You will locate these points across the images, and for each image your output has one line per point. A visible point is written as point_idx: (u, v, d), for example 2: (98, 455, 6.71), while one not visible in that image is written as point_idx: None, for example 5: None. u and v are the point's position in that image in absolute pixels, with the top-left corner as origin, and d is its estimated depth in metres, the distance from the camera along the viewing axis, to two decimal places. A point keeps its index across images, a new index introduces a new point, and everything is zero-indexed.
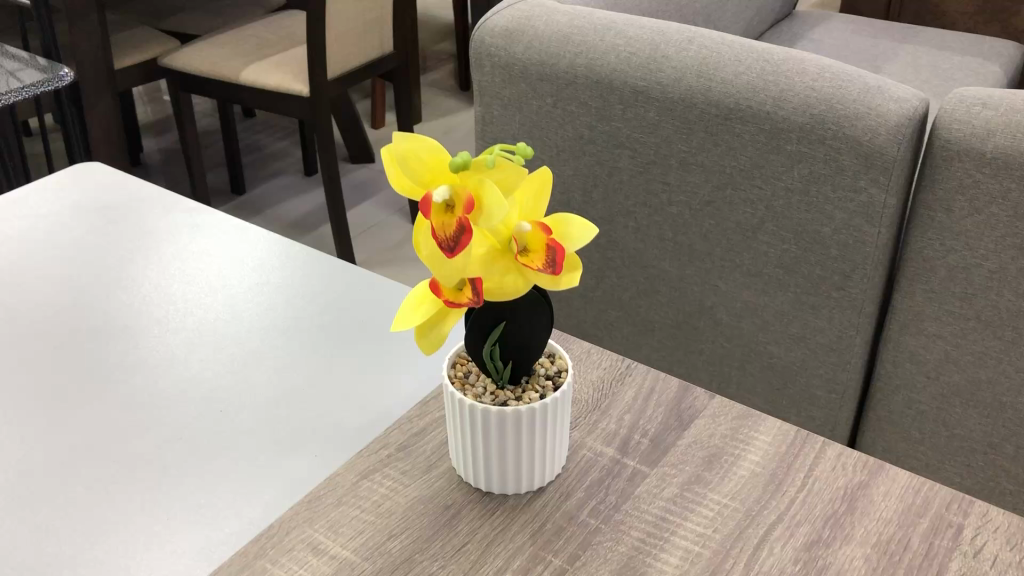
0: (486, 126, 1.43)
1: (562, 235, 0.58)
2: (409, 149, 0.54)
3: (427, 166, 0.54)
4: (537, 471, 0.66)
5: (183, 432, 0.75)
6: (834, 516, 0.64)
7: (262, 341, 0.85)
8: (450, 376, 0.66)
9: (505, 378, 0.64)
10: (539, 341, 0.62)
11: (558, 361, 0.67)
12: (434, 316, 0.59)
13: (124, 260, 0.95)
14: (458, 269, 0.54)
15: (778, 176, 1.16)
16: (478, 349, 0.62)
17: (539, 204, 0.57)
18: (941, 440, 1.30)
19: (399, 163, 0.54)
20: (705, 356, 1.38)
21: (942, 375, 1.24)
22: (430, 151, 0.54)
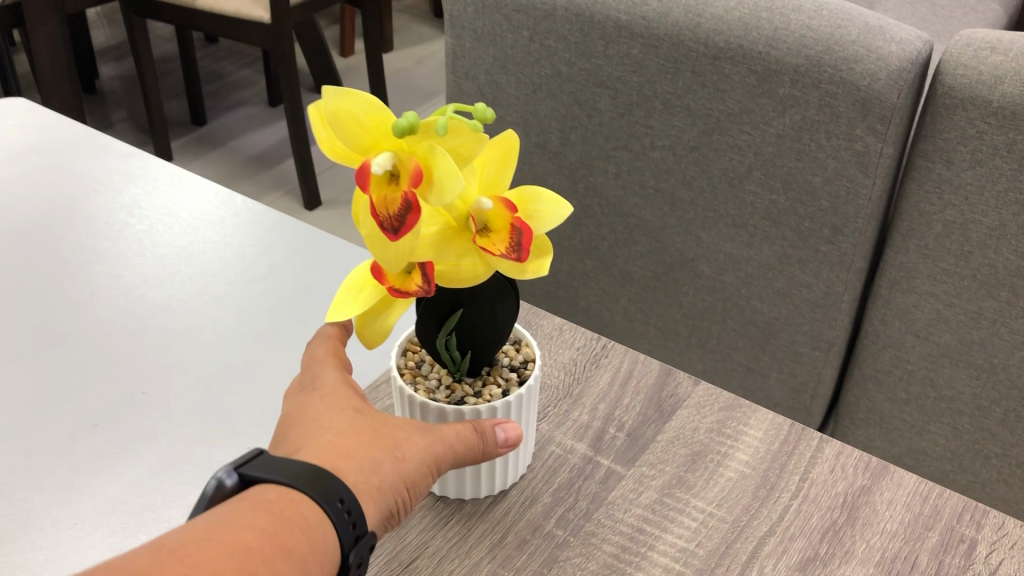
0: (457, 61, 1.24)
1: (529, 211, 0.49)
2: (343, 107, 0.44)
3: (366, 127, 0.44)
4: (497, 476, 0.58)
5: (102, 416, 0.66)
6: (833, 528, 0.57)
7: (194, 309, 0.76)
8: (400, 367, 0.58)
9: (463, 370, 0.56)
10: (504, 331, 0.54)
11: (524, 349, 0.59)
12: (377, 304, 0.50)
13: (45, 212, 0.85)
14: (404, 253, 0.45)
15: (769, 122, 1.01)
16: (430, 338, 0.54)
17: (501, 174, 0.48)
18: (927, 402, 1.10)
19: (331, 123, 0.44)
20: (685, 310, 1.23)
21: (933, 334, 1.04)
22: (370, 110, 0.44)
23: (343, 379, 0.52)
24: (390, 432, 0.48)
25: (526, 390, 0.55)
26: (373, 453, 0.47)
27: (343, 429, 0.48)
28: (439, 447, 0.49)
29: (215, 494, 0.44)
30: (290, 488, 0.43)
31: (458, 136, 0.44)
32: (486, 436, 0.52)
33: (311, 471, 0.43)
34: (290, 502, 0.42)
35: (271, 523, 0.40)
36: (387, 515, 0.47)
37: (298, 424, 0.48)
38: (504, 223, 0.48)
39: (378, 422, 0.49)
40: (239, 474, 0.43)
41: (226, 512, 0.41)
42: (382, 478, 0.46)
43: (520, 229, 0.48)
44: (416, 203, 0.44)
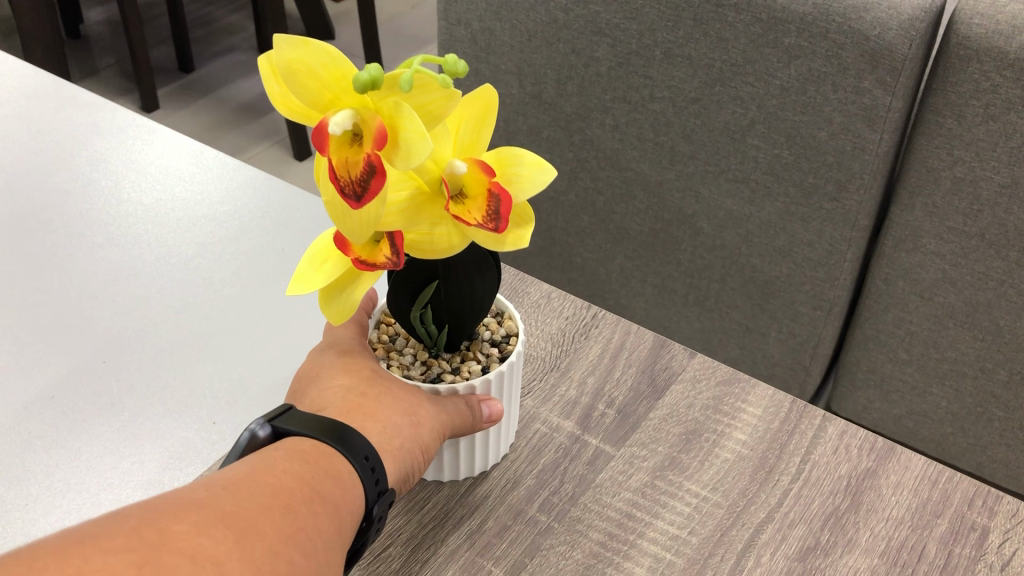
0: (447, 6, 1.18)
1: (510, 174, 0.45)
2: (297, 59, 0.39)
3: (324, 82, 0.40)
4: (477, 457, 0.54)
5: (59, 389, 0.63)
6: (836, 514, 0.53)
7: (160, 272, 0.71)
8: (371, 342, 0.54)
9: (440, 345, 0.52)
10: (484, 307, 0.49)
11: (506, 322, 0.54)
12: (345, 277, 0.46)
13: (5, 166, 0.80)
14: (370, 221, 0.40)
15: (773, 73, 0.96)
16: (403, 313, 0.49)
17: (477, 134, 0.43)
18: (929, 363, 1.06)
19: (283, 77, 0.39)
20: (683, 268, 1.18)
21: (938, 296, 1.00)
22: (328, 64, 0.39)
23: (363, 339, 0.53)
24: (405, 395, 0.49)
25: (506, 368, 0.51)
26: (391, 415, 0.48)
27: (362, 389, 0.49)
28: (451, 416, 0.49)
29: (247, 444, 0.45)
30: (319, 441, 0.44)
31: (427, 92, 0.40)
32: (477, 412, 0.50)
33: (337, 426, 0.45)
34: (321, 453, 0.44)
35: (307, 468, 0.42)
36: (400, 480, 0.48)
37: (318, 384, 0.50)
38: (481, 188, 0.43)
39: (395, 385, 0.50)
40: (272, 426, 0.46)
41: (264, 459, 0.43)
42: (400, 441, 0.47)
43: (498, 196, 0.43)
44: (381, 165, 0.39)
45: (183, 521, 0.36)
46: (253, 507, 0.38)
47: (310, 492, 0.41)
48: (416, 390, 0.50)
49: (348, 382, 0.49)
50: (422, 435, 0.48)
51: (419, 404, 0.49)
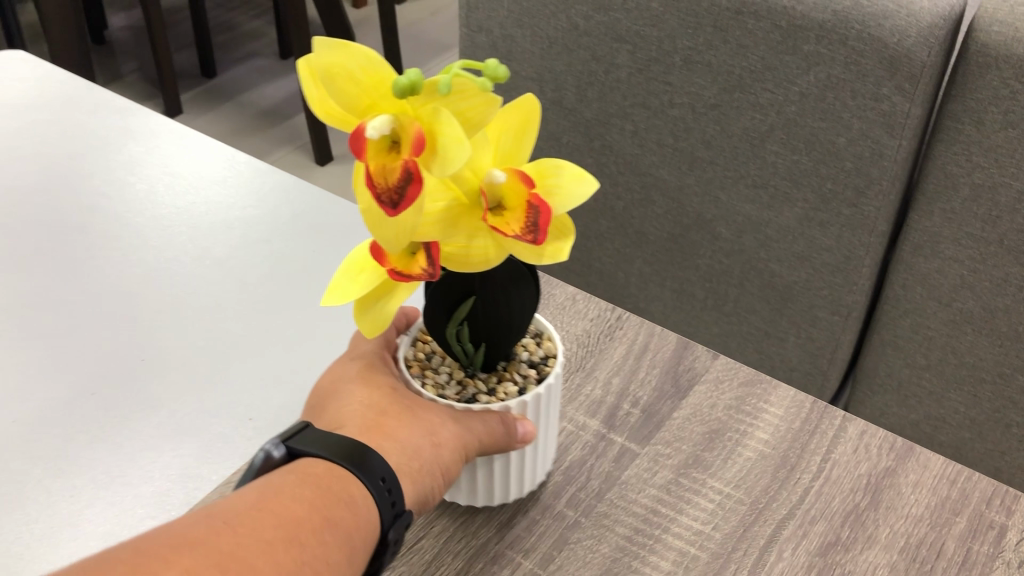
0: (468, 13, 1.20)
1: (548, 185, 0.46)
2: (337, 64, 0.41)
3: (365, 88, 0.42)
4: (512, 483, 0.54)
5: (98, 384, 0.65)
6: (855, 512, 0.54)
7: (195, 273, 0.73)
8: (407, 360, 0.55)
9: (477, 365, 0.52)
10: (521, 323, 0.50)
11: (545, 344, 0.55)
12: (384, 286, 0.48)
13: (43, 170, 0.82)
14: (408, 225, 0.42)
15: (793, 80, 0.97)
16: (439, 331, 0.50)
17: (518, 144, 0.45)
18: (947, 368, 1.06)
19: (324, 82, 0.41)
20: (701, 273, 1.20)
21: (956, 301, 1.01)
22: (369, 70, 0.41)
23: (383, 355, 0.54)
24: (427, 415, 0.49)
25: (545, 389, 0.51)
26: (411, 434, 0.48)
27: (382, 409, 0.50)
28: (477, 434, 0.49)
29: (264, 462, 0.47)
30: (334, 463, 0.45)
31: (465, 99, 0.41)
32: (511, 432, 0.50)
33: (354, 448, 0.46)
34: (336, 477, 0.45)
35: (319, 493, 0.43)
36: (420, 500, 0.48)
37: (341, 401, 0.51)
38: (519, 198, 0.45)
39: (417, 404, 0.50)
40: (287, 446, 0.47)
41: (276, 483, 0.44)
42: (419, 462, 0.48)
43: (537, 207, 0.45)
44: (418, 172, 0.41)
45: (175, 567, 0.37)
46: (252, 543, 0.40)
47: (318, 520, 0.42)
48: (440, 407, 0.50)
49: (369, 402, 0.50)
50: (444, 455, 0.48)
51: (440, 424, 0.49)
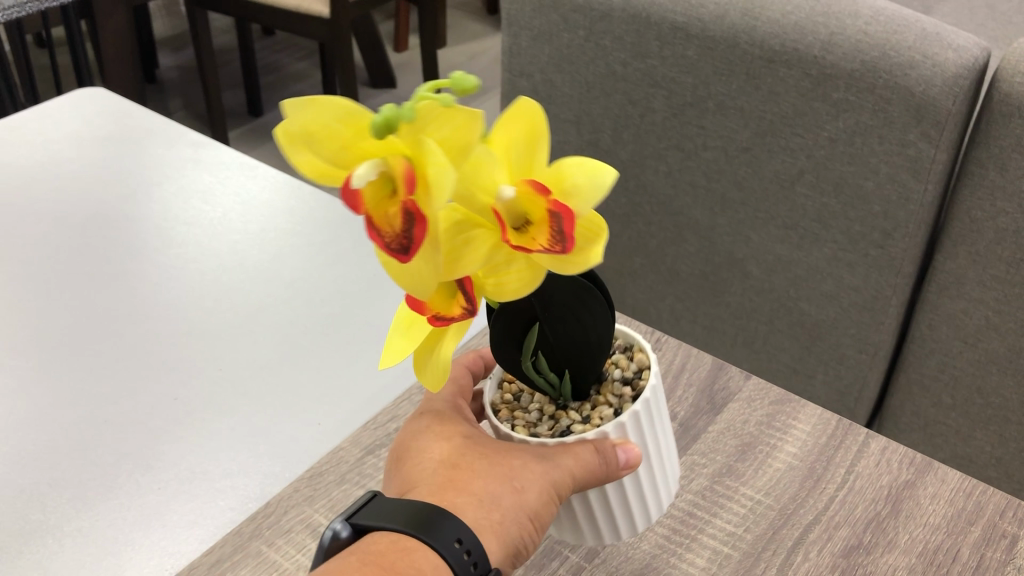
0: (511, 58, 1.27)
1: (569, 185, 0.38)
2: (311, 119, 0.34)
3: (338, 134, 0.34)
4: (640, 514, 0.53)
5: (180, 390, 0.70)
6: (877, 519, 0.59)
7: (265, 293, 0.80)
8: (495, 404, 0.54)
9: (567, 395, 0.51)
10: (605, 342, 0.48)
11: (637, 355, 0.53)
12: (430, 338, 0.43)
13: (125, 197, 0.89)
14: (428, 275, 0.34)
15: (822, 126, 1.02)
16: (520, 368, 0.49)
17: (533, 153, 0.37)
18: (973, 408, 1.10)
19: (295, 142, 0.34)
20: (732, 310, 1.25)
21: (981, 342, 1.05)
22: (344, 117, 0.34)
23: (459, 408, 0.56)
24: (506, 460, 0.49)
25: (641, 407, 0.49)
26: (490, 485, 0.49)
27: (459, 463, 0.51)
28: (552, 480, 0.48)
29: (333, 543, 0.49)
30: (397, 535, 0.47)
31: (446, 122, 0.33)
32: (611, 462, 0.48)
33: (418, 516, 0.47)
34: (400, 549, 0.46)
35: (380, 570, 0.45)
36: (513, 550, 0.49)
37: (423, 456, 0.53)
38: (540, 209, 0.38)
39: (495, 451, 0.51)
40: (351, 524, 0.49)
41: (340, 567, 0.46)
42: (500, 512, 0.49)
43: (560, 215, 0.37)
44: (419, 212, 0.33)
45: None
46: None
47: None
48: (522, 448, 0.50)
49: (446, 460, 0.52)
50: (527, 502, 0.48)
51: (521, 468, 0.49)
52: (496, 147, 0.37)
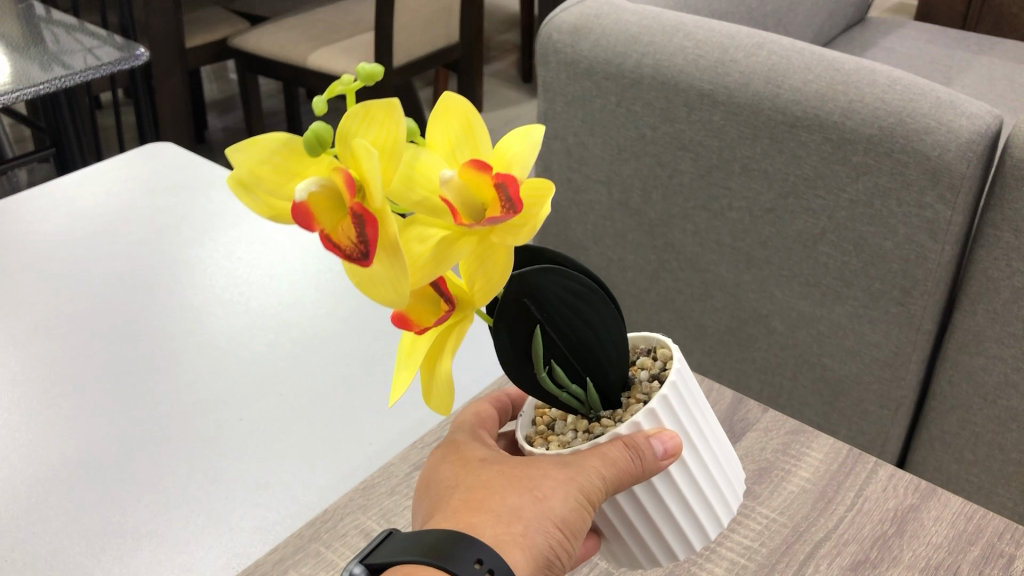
0: (548, 122, 1.36)
1: (509, 158, 0.42)
2: (253, 161, 0.38)
3: (287, 167, 0.38)
4: (704, 515, 0.55)
5: (243, 413, 0.77)
6: (883, 537, 0.64)
7: (322, 328, 0.86)
8: (530, 437, 0.55)
9: (597, 406, 0.53)
10: (616, 338, 0.52)
11: (662, 353, 0.55)
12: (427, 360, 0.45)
13: (194, 241, 0.97)
14: (392, 274, 0.37)
15: (842, 188, 1.08)
16: (537, 390, 0.50)
17: (470, 145, 0.41)
18: (995, 464, 1.14)
19: (250, 186, 0.38)
20: (757, 364, 1.30)
21: (1001, 399, 1.10)
22: (285, 150, 0.38)
23: (479, 437, 0.58)
24: (527, 473, 0.51)
25: (670, 391, 0.51)
26: (511, 499, 0.50)
27: (478, 486, 0.52)
28: (573, 486, 0.48)
29: None
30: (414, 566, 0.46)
31: (372, 122, 0.36)
32: (643, 453, 0.49)
33: (437, 545, 0.47)
34: None
35: None
36: (542, 559, 0.49)
37: (445, 487, 0.54)
38: (485, 187, 0.41)
39: (514, 468, 0.52)
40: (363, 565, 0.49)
41: None
42: (521, 527, 0.49)
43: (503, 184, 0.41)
44: (367, 210, 0.36)
45: None
46: None
47: None
48: (544, 460, 0.51)
49: (467, 485, 0.53)
50: (550, 508, 0.49)
51: (542, 477, 0.50)
52: (437, 148, 0.41)
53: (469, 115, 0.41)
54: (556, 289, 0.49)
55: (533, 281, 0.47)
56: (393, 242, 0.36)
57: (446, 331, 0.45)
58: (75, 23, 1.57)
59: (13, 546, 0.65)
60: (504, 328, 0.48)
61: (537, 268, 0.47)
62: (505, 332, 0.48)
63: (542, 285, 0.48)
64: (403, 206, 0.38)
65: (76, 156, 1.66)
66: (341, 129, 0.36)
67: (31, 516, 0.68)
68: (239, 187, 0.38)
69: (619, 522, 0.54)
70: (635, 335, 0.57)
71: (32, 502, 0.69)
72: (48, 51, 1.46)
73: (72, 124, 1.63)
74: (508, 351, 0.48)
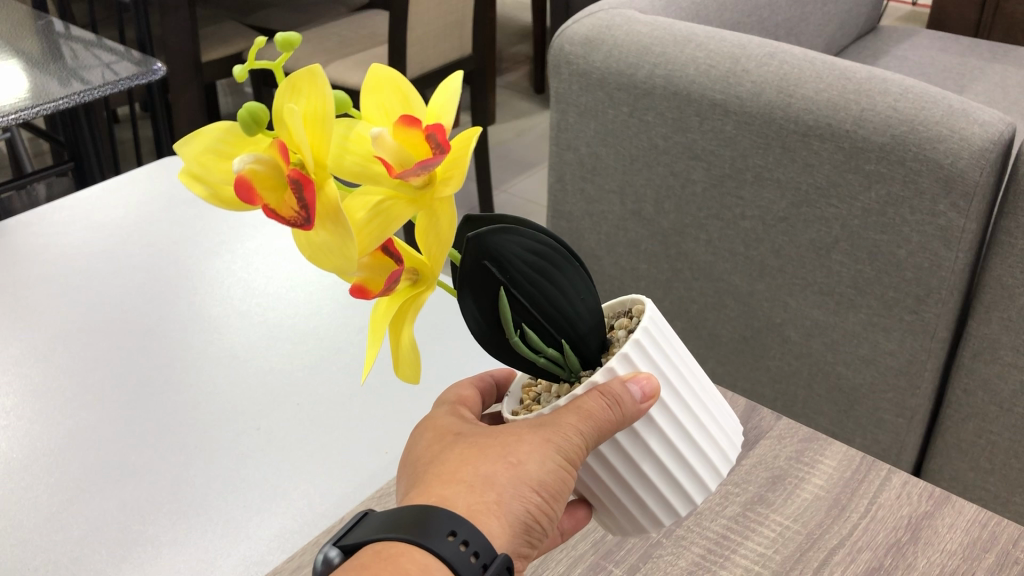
0: (560, 134, 1.37)
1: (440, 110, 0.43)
2: (201, 149, 0.40)
3: (233, 150, 0.40)
4: (701, 466, 0.55)
5: (262, 422, 0.78)
6: (898, 544, 0.64)
7: (338, 338, 0.87)
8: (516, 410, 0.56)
9: (576, 369, 0.53)
10: (585, 299, 0.52)
11: (636, 312, 0.55)
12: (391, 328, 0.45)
13: (211, 252, 0.99)
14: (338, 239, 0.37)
15: (854, 197, 1.08)
16: (513, 356, 0.50)
17: (406, 107, 0.42)
18: (1011, 473, 1.14)
19: (202, 173, 0.40)
20: (772, 374, 1.30)
21: (1017, 407, 1.10)
22: (229, 138, 0.40)
23: (459, 412, 0.57)
24: (502, 441, 0.51)
25: (642, 335, 0.52)
26: (484, 467, 0.50)
27: (450, 457, 0.51)
28: (553, 444, 0.49)
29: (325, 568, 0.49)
30: (388, 542, 0.47)
31: (302, 93, 0.37)
32: (622, 401, 0.49)
33: (413, 520, 0.47)
34: (388, 554, 0.46)
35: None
36: (519, 524, 0.49)
37: (418, 462, 0.53)
38: (416, 142, 0.41)
39: (489, 437, 0.51)
40: (339, 548, 0.49)
41: None
42: (495, 493, 0.49)
43: (434, 132, 0.41)
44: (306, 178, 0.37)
45: None
46: None
47: None
48: (520, 426, 0.51)
49: (440, 457, 0.52)
50: (526, 472, 0.49)
51: (517, 442, 0.50)
52: (374, 119, 0.42)
53: (401, 84, 0.42)
54: (521, 249, 0.49)
55: (490, 240, 0.47)
56: (333, 206, 0.37)
57: (408, 301, 0.45)
58: (93, 38, 1.59)
59: (35, 555, 0.66)
60: (469, 294, 0.48)
61: (493, 228, 0.47)
62: (471, 297, 0.48)
63: (501, 245, 0.48)
64: (344, 175, 0.39)
65: (94, 170, 1.68)
66: (273, 107, 0.37)
67: (53, 525, 0.69)
68: (191, 180, 0.40)
69: (612, 481, 0.55)
70: (612, 301, 0.58)
71: (52, 512, 0.70)
72: (67, 67, 1.48)
73: (90, 139, 1.65)
74: (478, 317, 0.49)
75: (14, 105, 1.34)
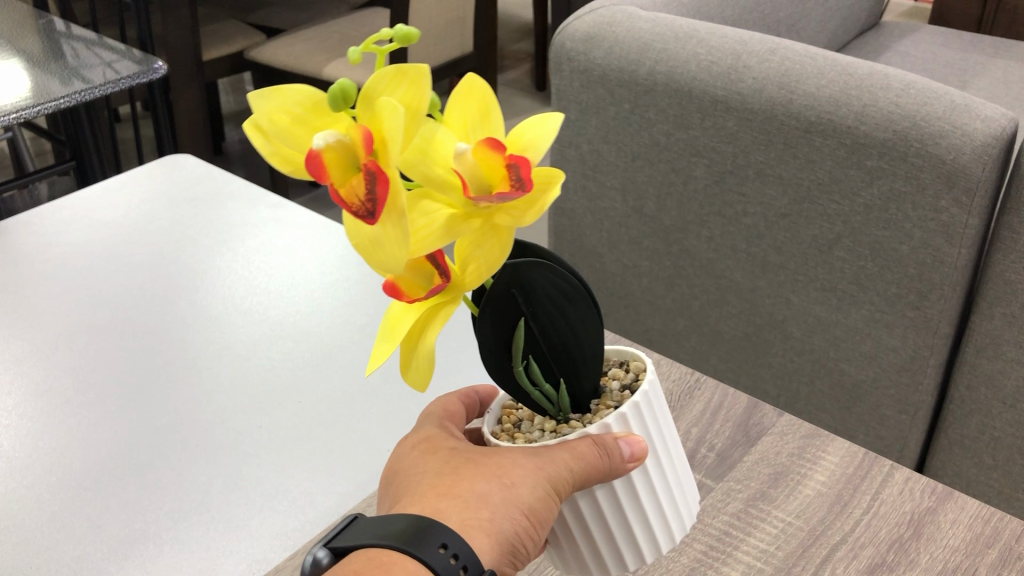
0: (561, 131, 1.37)
1: (524, 141, 0.42)
2: (275, 108, 0.38)
3: (307, 119, 0.39)
4: (658, 528, 0.54)
5: (263, 421, 0.78)
6: (900, 541, 0.64)
7: (339, 336, 0.87)
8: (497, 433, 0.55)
9: (567, 409, 0.52)
10: (593, 348, 0.51)
11: (633, 366, 0.55)
12: (410, 334, 0.44)
13: (212, 251, 0.99)
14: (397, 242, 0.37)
15: (857, 192, 1.08)
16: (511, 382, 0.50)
17: (488, 127, 0.42)
18: (1014, 468, 1.14)
19: (269, 130, 0.39)
20: (774, 370, 1.30)
21: (1020, 403, 1.09)
22: (307, 104, 0.39)
23: (448, 429, 0.57)
24: (497, 462, 0.50)
25: (641, 398, 0.51)
26: (479, 485, 0.50)
27: (445, 473, 0.51)
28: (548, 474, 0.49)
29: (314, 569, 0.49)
30: (379, 548, 0.47)
31: (401, 84, 0.37)
32: (611, 453, 0.49)
33: (405, 529, 0.47)
34: (379, 562, 0.46)
35: None
36: (508, 545, 0.49)
37: (407, 475, 0.53)
38: (497, 168, 0.40)
39: (484, 455, 0.51)
40: (330, 549, 0.49)
41: None
42: (489, 511, 0.49)
43: (516, 164, 0.40)
44: (379, 170, 0.36)
45: None
46: None
47: None
48: (514, 450, 0.51)
49: (434, 471, 0.52)
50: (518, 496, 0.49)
51: (511, 465, 0.50)
52: (453, 126, 0.41)
53: (488, 101, 0.41)
54: (545, 284, 0.49)
55: (525, 272, 0.48)
56: (398, 207, 0.36)
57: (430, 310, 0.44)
58: (93, 37, 1.59)
59: (37, 553, 0.66)
60: (489, 317, 0.48)
61: (531, 261, 0.47)
62: (490, 321, 0.48)
63: (531, 276, 0.48)
64: (413, 177, 0.38)
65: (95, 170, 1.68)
66: (366, 88, 0.37)
67: (55, 524, 0.69)
68: (254, 131, 0.38)
69: (572, 521, 0.54)
70: (610, 348, 0.57)
71: (54, 510, 0.70)
72: (67, 66, 1.48)
73: (92, 138, 1.65)
74: (490, 340, 0.48)
75: (15, 104, 1.34)
